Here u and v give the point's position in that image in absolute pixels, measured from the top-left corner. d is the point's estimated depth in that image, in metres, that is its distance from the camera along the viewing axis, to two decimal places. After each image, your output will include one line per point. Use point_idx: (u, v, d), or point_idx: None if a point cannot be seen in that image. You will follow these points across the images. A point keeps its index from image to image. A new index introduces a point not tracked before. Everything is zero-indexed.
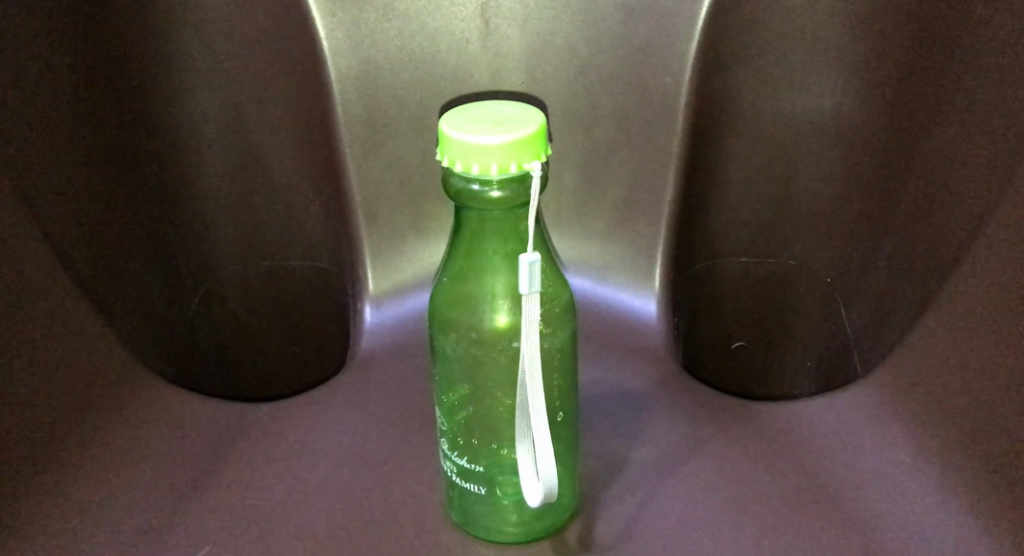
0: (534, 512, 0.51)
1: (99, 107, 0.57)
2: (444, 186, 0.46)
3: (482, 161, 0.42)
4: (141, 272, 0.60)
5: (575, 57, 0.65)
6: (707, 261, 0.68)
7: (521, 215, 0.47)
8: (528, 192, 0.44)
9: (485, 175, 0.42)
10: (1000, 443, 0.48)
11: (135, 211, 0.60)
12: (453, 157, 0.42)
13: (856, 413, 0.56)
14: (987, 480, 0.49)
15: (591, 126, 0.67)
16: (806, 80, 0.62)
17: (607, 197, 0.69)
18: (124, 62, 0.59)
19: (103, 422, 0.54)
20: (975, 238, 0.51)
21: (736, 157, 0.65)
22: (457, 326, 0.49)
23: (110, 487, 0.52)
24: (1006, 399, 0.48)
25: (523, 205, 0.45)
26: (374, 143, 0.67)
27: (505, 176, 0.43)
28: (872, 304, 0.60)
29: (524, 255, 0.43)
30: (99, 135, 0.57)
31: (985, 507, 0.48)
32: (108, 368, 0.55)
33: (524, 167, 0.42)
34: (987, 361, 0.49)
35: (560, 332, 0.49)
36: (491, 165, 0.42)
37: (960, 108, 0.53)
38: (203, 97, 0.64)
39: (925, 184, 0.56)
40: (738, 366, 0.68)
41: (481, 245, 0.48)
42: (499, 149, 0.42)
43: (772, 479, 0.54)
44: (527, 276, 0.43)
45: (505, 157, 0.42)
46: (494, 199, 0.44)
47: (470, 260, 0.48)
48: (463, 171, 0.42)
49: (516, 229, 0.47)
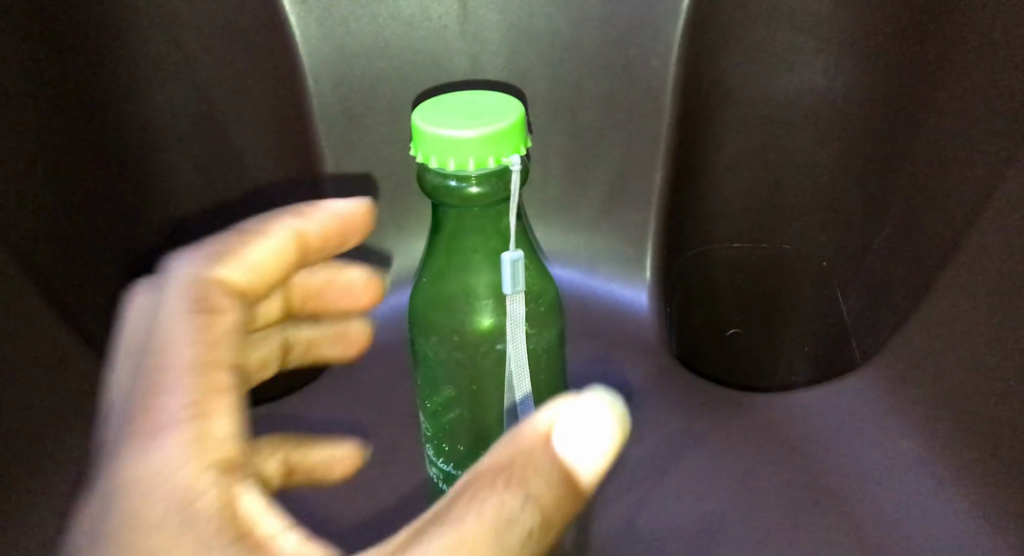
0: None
1: (66, 113, 0.53)
2: (420, 182, 0.44)
3: (457, 155, 0.40)
4: (108, 283, 0.57)
5: (557, 40, 0.63)
6: (699, 247, 0.66)
7: (502, 211, 0.45)
8: (508, 187, 0.42)
9: (461, 170, 0.40)
10: (991, 437, 0.47)
11: (101, 222, 0.56)
12: (428, 152, 0.40)
13: (853, 404, 0.55)
14: (976, 475, 0.48)
15: (576, 113, 0.66)
16: (795, 58, 0.59)
17: (593, 186, 0.68)
18: (100, 57, 0.55)
19: (76, 433, 0.54)
20: (972, 225, 0.49)
21: (723, 141, 0.63)
22: (438, 327, 0.48)
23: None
24: (996, 392, 0.47)
25: (502, 201, 0.43)
26: (355, 135, 0.66)
27: (483, 170, 0.41)
28: (868, 291, 0.57)
29: (507, 252, 0.41)
30: (74, 140, 0.54)
31: (977, 501, 0.48)
32: (83, 378, 0.55)
33: (502, 161, 0.40)
34: (977, 353, 0.48)
35: (546, 330, 0.47)
36: (468, 161, 0.40)
37: (953, 84, 0.51)
38: (173, 93, 0.59)
39: (918, 166, 0.54)
40: (732, 355, 0.65)
41: (460, 243, 0.46)
42: (475, 142, 0.40)
43: (767, 475, 0.54)
44: (509, 275, 0.41)
45: (481, 151, 0.40)
46: (472, 195, 0.42)
47: (450, 259, 0.47)
48: (438, 166, 0.40)
49: (496, 226, 0.45)
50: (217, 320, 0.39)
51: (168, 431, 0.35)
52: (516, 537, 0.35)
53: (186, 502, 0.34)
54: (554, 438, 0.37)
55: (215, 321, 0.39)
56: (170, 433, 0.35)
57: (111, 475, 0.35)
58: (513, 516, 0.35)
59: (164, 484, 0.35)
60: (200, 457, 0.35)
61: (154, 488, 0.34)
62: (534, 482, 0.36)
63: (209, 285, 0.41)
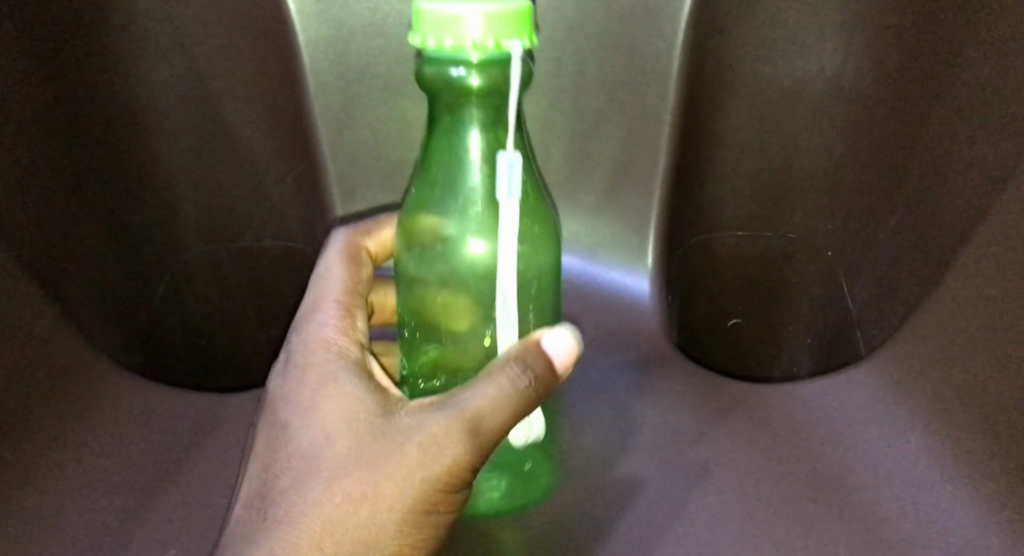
0: (517, 486, 0.51)
1: (76, 90, 0.55)
2: (419, 72, 0.44)
3: (455, 35, 0.40)
4: (108, 258, 0.57)
5: (562, 17, 0.61)
6: (701, 234, 0.65)
7: (499, 114, 0.45)
8: (506, 77, 0.43)
9: (458, 50, 0.40)
10: (1011, 429, 0.46)
11: (104, 197, 0.57)
12: (426, 32, 0.40)
13: (862, 397, 0.53)
14: (991, 464, 0.47)
15: (579, 95, 0.64)
16: (802, 43, 0.58)
17: (597, 167, 0.66)
18: (99, 37, 0.56)
19: (63, 416, 0.51)
20: (987, 213, 0.48)
21: (725, 126, 0.62)
22: (427, 254, 0.48)
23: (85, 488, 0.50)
24: (1012, 384, 0.46)
25: (502, 94, 0.44)
26: (350, 114, 0.64)
27: (481, 53, 0.40)
28: (874, 280, 0.56)
29: (503, 152, 0.41)
30: (80, 119, 0.55)
31: (993, 496, 0.46)
32: (74, 357, 0.53)
33: (501, 44, 0.40)
34: (992, 341, 0.47)
35: (538, 252, 0.48)
36: (466, 39, 0.40)
37: (967, 68, 0.49)
38: (162, 69, 0.60)
39: (929, 153, 0.52)
40: (733, 343, 0.65)
41: (452, 152, 0.46)
42: (475, 21, 0.39)
43: (772, 466, 0.52)
44: (505, 178, 0.41)
45: (482, 32, 0.39)
46: (471, 86, 0.43)
47: (441, 168, 0.47)
48: (435, 46, 0.40)
49: (492, 130, 0.45)
50: (361, 270, 0.51)
51: (341, 317, 0.47)
52: (535, 397, 0.41)
53: (345, 359, 0.45)
54: (545, 339, 0.43)
55: (362, 272, 0.51)
56: (341, 319, 0.47)
57: (308, 352, 0.45)
58: (527, 383, 0.41)
59: (333, 347, 0.45)
60: (354, 333, 0.46)
61: (327, 348, 0.45)
62: (536, 361, 0.41)
63: (357, 238, 0.53)
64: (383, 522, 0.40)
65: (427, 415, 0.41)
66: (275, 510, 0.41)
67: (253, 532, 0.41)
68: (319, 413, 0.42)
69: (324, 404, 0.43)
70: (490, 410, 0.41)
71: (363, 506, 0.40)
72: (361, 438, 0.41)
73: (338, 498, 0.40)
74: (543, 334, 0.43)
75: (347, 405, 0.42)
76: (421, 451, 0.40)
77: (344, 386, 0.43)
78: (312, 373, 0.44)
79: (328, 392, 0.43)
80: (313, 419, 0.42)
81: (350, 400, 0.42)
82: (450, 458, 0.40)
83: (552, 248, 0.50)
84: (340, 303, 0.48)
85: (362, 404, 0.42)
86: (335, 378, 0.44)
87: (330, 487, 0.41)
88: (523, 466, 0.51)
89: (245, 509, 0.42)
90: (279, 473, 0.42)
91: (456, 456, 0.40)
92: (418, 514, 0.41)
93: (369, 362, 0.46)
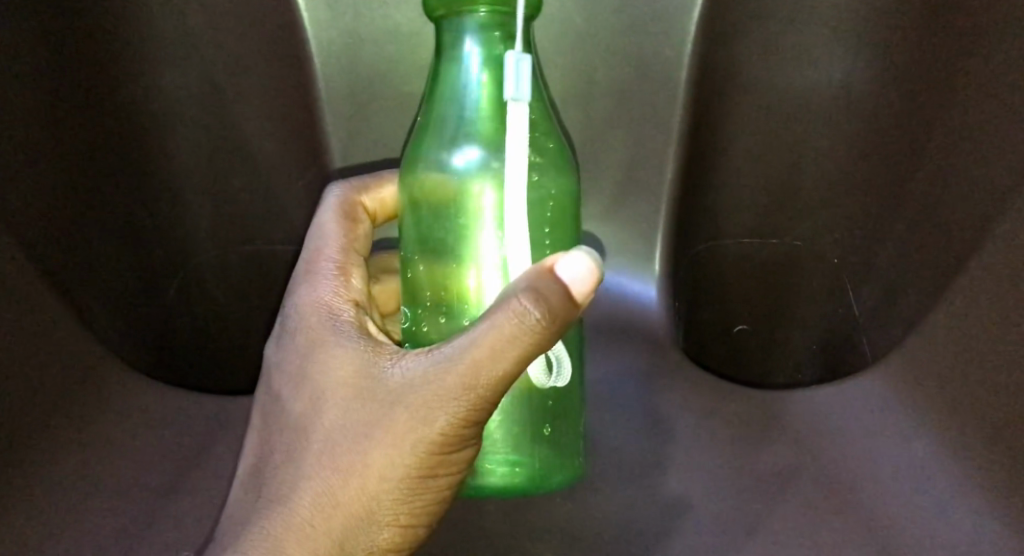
0: (527, 457, 0.48)
1: (88, 99, 0.56)
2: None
3: None
4: (120, 261, 0.58)
5: (571, 27, 0.62)
6: (708, 241, 0.65)
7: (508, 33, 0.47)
8: None
9: None
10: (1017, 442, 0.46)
11: (116, 202, 0.58)
12: None
13: (867, 407, 0.54)
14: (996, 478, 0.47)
15: (587, 101, 0.64)
16: (810, 53, 0.58)
17: (606, 173, 0.67)
18: (113, 46, 0.57)
19: (76, 422, 0.52)
20: (993, 227, 0.48)
21: (733, 133, 0.62)
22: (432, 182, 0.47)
23: (97, 490, 0.51)
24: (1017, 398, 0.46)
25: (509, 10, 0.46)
26: (364, 118, 0.65)
27: None
28: (880, 290, 0.57)
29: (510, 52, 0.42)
30: (93, 127, 0.56)
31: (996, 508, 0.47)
32: (88, 364, 0.53)
33: None
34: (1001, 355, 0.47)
35: (552, 174, 0.47)
36: None
37: (972, 82, 0.50)
38: (175, 76, 0.61)
39: (934, 164, 0.52)
40: (737, 350, 0.64)
41: (458, 72, 0.47)
42: None
43: (778, 476, 0.53)
44: (513, 74, 0.42)
45: None
46: None
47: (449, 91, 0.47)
48: None
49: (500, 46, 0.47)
50: (356, 227, 0.51)
51: (335, 278, 0.47)
52: (545, 335, 0.41)
53: (336, 320, 0.45)
54: (557, 268, 0.42)
55: (358, 229, 0.51)
56: (336, 279, 0.47)
57: (302, 314, 0.46)
58: (534, 318, 0.40)
59: (325, 309, 0.45)
60: (347, 293, 0.47)
61: (319, 310, 0.45)
62: (544, 295, 0.41)
63: (353, 194, 0.53)
64: (376, 492, 0.41)
65: (417, 375, 0.41)
66: (268, 487, 0.42)
67: (250, 510, 0.42)
68: (310, 380, 0.43)
69: (315, 372, 0.43)
70: (489, 358, 0.40)
71: (352, 478, 0.41)
72: (351, 404, 0.42)
73: (327, 469, 0.42)
74: (556, 260, 0.42)
75: (337, 369, 0.43)
76: (410, 415, 0.41)
77: (334, 350, 0.44)
78: (304, 338, 0.45)
79: (319, 356, 0.44)
80: (303, 390, 0.43)
81: (341, 362, 0.43)
82: (442, 420, 0.41)
83: (569, 173, 0.49)
84: (335, 263, 0.48)
85: (352, 366, 0.43)
86: (326, 343, 0.44)
87: (321, 459, 0.42)
88: (540, 431, 0.49)
89: (244, 488, 0.44)
90: (273, 447, 0.43)
91: (448, 417, 0.41)
92: (414, 481, 0.42)
93: (364, 320, 0.46)
